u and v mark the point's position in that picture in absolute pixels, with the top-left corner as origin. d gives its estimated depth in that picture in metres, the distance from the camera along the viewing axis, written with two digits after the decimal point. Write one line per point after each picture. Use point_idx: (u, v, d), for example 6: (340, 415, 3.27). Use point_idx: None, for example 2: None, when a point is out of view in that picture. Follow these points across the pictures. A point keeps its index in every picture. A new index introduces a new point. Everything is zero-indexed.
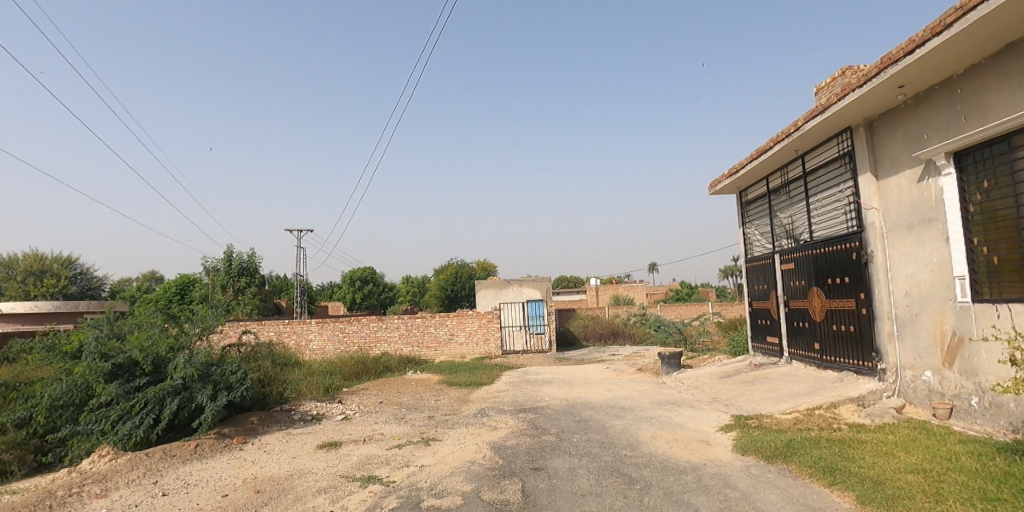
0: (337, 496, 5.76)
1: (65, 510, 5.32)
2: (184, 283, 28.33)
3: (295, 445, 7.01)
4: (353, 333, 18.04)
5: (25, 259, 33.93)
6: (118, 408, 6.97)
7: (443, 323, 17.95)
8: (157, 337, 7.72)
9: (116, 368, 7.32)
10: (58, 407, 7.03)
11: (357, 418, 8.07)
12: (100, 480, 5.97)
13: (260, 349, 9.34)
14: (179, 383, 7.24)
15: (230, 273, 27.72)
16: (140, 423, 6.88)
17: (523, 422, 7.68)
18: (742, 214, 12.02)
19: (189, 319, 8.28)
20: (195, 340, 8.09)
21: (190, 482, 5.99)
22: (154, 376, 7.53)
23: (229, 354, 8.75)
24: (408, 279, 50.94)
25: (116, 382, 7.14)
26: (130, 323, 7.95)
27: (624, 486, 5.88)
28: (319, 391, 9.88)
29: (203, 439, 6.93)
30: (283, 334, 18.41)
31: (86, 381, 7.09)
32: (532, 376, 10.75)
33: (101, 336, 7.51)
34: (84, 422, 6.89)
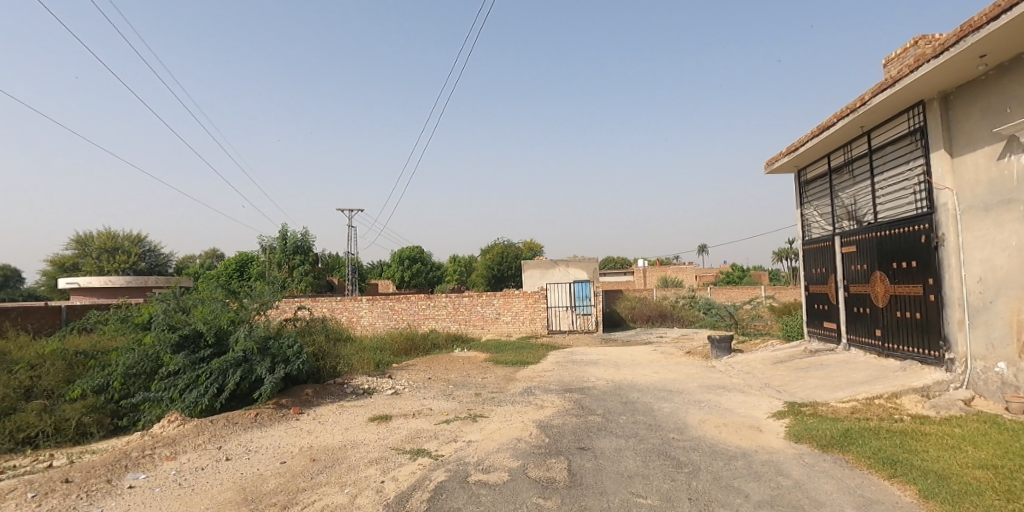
0: (388, 467, 5.96)
1: (139, 471, 5.80)
2: (243, 260, 29.71)
3: (347, 417, 7.23)
4: (402, 311, 18.44)
5: (99, 237, 36.40)
6: (184, 377, 7.35)
7: (489, 302, 18.10)
8: (219, 311, 8.10)
9: (182, 339, 7.71)
10: (132, 374, 7.49)
11: (406, 393, 8.24)
12: (170, 443, 6.41)
13: (314, 324, 9.64)
14: (240, 355, 7.55)
15: (285, 252, 28.83)
16: (205, 391, 7.27)
17: (569, 402, 7.66)
18: (801, 194, 11.49)
19: (250, 295, 8.59)
20: (254, 314, 8.41)
21: (250, 448, 6.31)
22: (217, 348, 7.88)
23: (285, 328, 9.06)
24: (453, 258, 51.64)
25: (183, 352, 7.56)
26: (195, 298, 8.31)
27: (672, 469, 5.80)
28: (370, 365, 10.17)
29: (262, 409, 7.24)
30: (336, 311, 19.05)
31: (156, 351, 7.53)
32: (578, 356, 10.70)
33: (168, 309, 7.90)
34: (155, 389, 7.33)
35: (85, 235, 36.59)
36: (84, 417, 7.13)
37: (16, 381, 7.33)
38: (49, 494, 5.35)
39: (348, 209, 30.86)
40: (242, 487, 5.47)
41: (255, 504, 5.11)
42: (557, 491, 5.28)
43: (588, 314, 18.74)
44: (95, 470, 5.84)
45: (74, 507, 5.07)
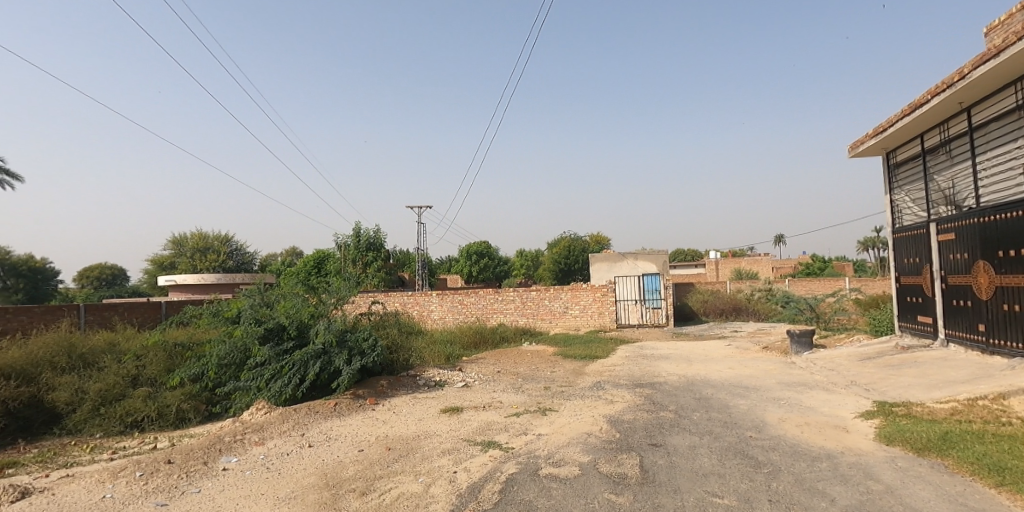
0: (460, 458, 6.06)
1: (232, 455, 6.22)
2: (319, 256, 30.34)
3: (420, 409, 7.43)
4: (471, 305, 18.75)
5: (192, 239, 39.59)
6: (270, 368, 7.81)
7: (557, 296, 18.11)
8: (300, 305, 8.52)
9: (268, 332, 8.19)
10: (224, 365, 8.07)
11: (476, 386, 8.38)
12: (259, 429, 6.83)
13: (388, 317, 9.98)
14: (320, 347, 7.93)
15: (359, 248, 30.15)
16: (289, 381, 7.69)
17: (640, 397, 7.51)
18: (890, 178, 10.68)
19: (327, 290, 9.01)
20: (332, 308, 8.82)
21: (331, 436, 6.61)
22: (299, 340, 8.31)
23: (361, 322, 9.46)
24: (520, 254, 52.02)
25: (268, 344, 8.04)
26: (278, 293, 8.81)
27: (750, 469, 5.56)
28: (441, 358, 10.43)
29: (341, 399, 7.57)
30: (407, 306, 19.64)
31: (245, 342, 8.06)
32: (649, 351, 10.48)
33: (254, 304, 8.43)
34: (245, 378, 7.85)
35: (180, 237, 39.95)
36: (182, 404, 7.83)
37: (124, 370, 8.39)
38: (154, 473, 5.85)
39: (417, 206, 32.18)
40: (324, 473, 5.74)
41: (336, 490, 5.33)
42: (630, 488, 5.18)
43: (659, 307, 18.28)
44: (193, 452, 6.33)
45: (176, 486, 5.52)
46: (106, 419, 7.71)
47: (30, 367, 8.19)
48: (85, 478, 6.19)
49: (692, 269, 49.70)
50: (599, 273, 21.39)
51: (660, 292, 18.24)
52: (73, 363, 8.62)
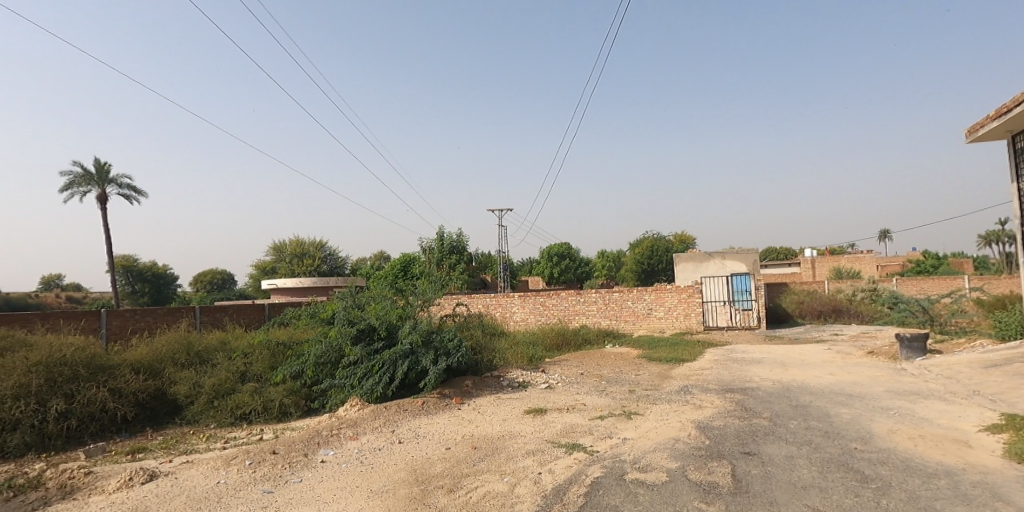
0: (545, 460, 6.08)
1: (329, 448, 6.61)
2: (407, 259, 31.50)
3: (504, 409, 7.56)
4: (553, 306, 18.89)
5: (291, 245, 43.16)
6: (362, 367, 8.23)
7: (641, 297, 17.83)
8: (389, 307, 8.91)
9: (360, 332, 8.64)
10: (321, 363, 8.63)
11: (560, 387, 8.42)
12: (353, 425, 7.21)
13: (472, 318, 10.23)
14: (408, 347, 8.26)
15: (443, 251, 31.18)
16: (380, 380, 8.07)
17: (731, 403, 7.21)
18: (1018, 164, 9.55)
19: (414, 292, 9.38)
20: (418, 310, 9.14)
21: (419, 434, 6.86)
22: (388, 340, 8.70)
23: (446, 323, 9.79)
24: (600, 254, 51.56)
25: (360, 345, 8.48)
26: (368, 296, 9.29)
27: (855, 483, 5.16)
28: (524, 359, 10.62)
29: (428, 397, 7.84)
30: (490, 308, 20.04)
31: (339, 342, 8.55)
32: (739, 355, 10.06)
33: (347, 306, 8.92)
34: (340, 376, 8.35)
35: (280, 243, 43.48)
36: (284, 398, 8.52)
37: (234, 366, 9.21)
38: (261, 462, 6.32)
39: (501, 209, 30.11)
40: (414, 468, 5.96)
41: (426, 485, 5.50)
42: (721, 497, 4.98)
43: (749, 309, 17.51)
44: (295, 444, 6.78)
45: (281, 475, 5.94)
46: (219, 411, 8.48)
47: (157, 362, 9.28)
48: (203, 464, 6.82)
49: (784, 267, 46.85)
50: (683, 273, 20.76)
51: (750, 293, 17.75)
52: (191, 359, 9.59)
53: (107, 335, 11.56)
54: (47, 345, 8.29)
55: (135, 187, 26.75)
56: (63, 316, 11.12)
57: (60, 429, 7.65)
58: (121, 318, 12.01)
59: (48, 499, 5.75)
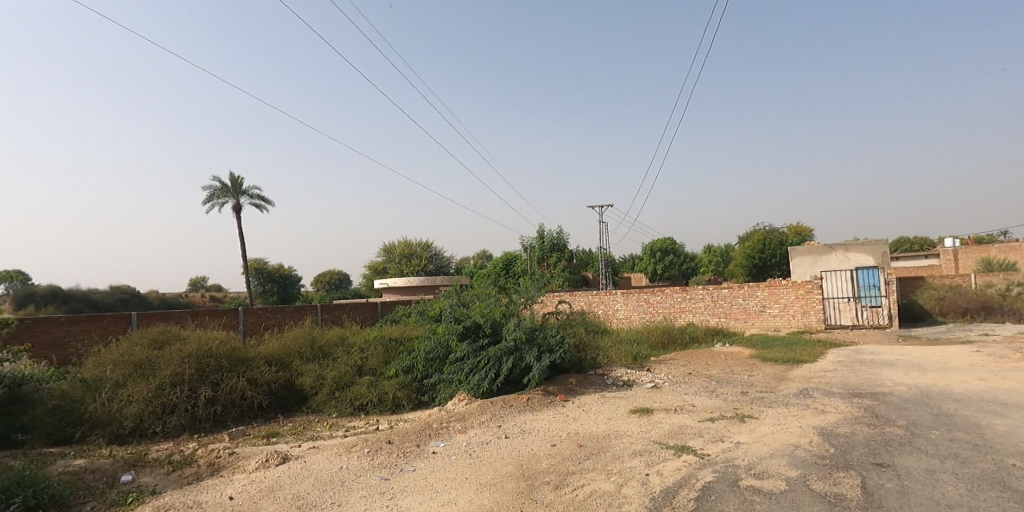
0: (653, 461, 5.99)
1: (440, 440, 6.96)
2: (510, 257, 32.27)
3: (609, 408, 7.60)
4: (657, 304, 18.72)
5: (399, 247, 48.03)
6: (469, 362, 8.78)
7: (752, 293, 16.90)
8: (493, 305, 9.45)
9: (466, 329, 9.23)
10: (430, 359, 9.30)
11: (666, 388, 8.59)
12: (460, 419, 7.54)
13: (575, 316, 10.46)
14: (512, 344, 8.67)
15: (545, 249, 31.54)
16: (486, 375, 8.54)
17: (858, 408, 6.68)
18: None
19: (516, 290, 9.81)
20: (521, 307, 9.53)
21: (525, 430, 7.03)
22: (492, 337, 9.20)
23: (549, 321, 10.17)
24: (707, 248, 49.91)
25: (466, 341, 9.04)
26: (472, 293, 9.94)
27: (1016, 504, 4.56)
28: (627, 358, 11.13)
29: (532, 394, 8.06)
30: (592, 305, 20.45)
31: (446, 339, 9.16)
32: (868, 356, 9.27)
33: (454, 304, 9.57)
34: (448, 371, 8.96)
35: (391, 245, 48.01)
36: (397, 391, 9.20)
37: (352, 361, 10.05)
38: (378, 450, 6.79)
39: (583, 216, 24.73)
40: (520, 463, 6.11)
41: (531, 480, 5.63)
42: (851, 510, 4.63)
43: (880, 305, 16.15)
44: (408, 435, 7.22)
45: (396, 464, 6.34)
46: (340, 401, 9.28)
47: (286, 355, 10.30)
48: (327, 450, 7.44)
49: (916, 260, 42.08)
50: (799, 268, 19.39)
51: (876, 289, 16.37)
52: (314, 353, 10.54)
53: (244, 330, 13.06)
54: (197, 339, 9.49)
55: (264, 196, 29.81)
56: (207, 314, 12.70)
57: (209, 414, 8.73)
58: (254, 317, 13.51)
59: (202, 474, 6.54)
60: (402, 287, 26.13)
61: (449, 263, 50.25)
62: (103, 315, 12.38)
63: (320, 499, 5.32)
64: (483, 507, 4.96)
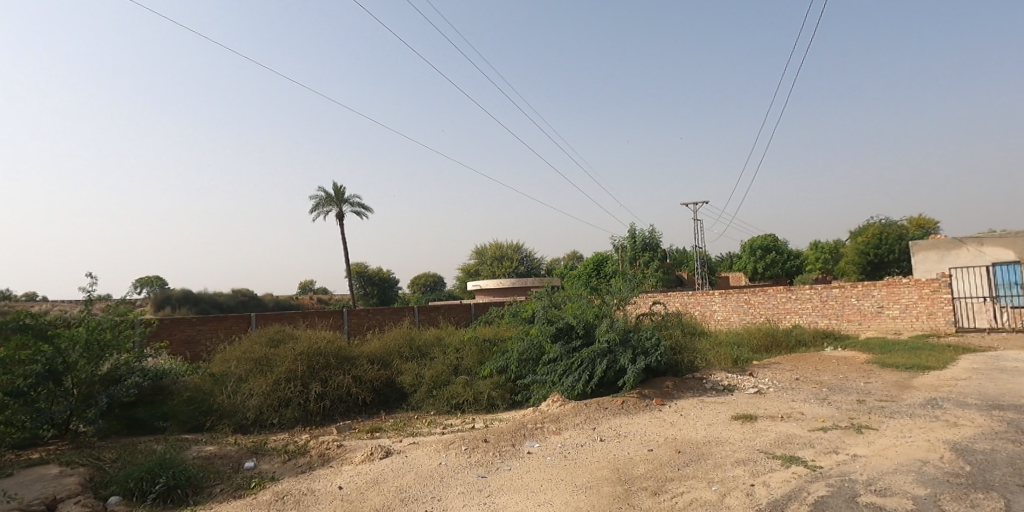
0: (758, 471, 5.75)
1: (535, 440, 7.18)
2: (600, 259, 32.31)
3: (709, 414, 7.46)
4: (760, 305, 17.74)
5: (492, 248, 49.54)
6: (563, 363, 9.01)
7: (868, 293, 15.39)
8: (586, 306, 9.59)
9: (559, 330, 9.46)
10: (524, 359, 9.68)
11: (771, 393, 8.24)
12: (555, 420, 7.73)
13: (670, 318, 10.51)
14: (605, 346, 8.78)
15: (636, 248, 30.82)
16: (581, 377, 8.71)
17: (1001, 422, 5.93)
18: None
19: (609, 291, 9.88)
20: (614, 308, 9.57)
21: (620, 433, 7.06)
22: (585, 338, 9.36)
23: (643, 323, 10.23)
24: (814, 245, 46.42)
25: (560, 342, 9.27)
26: (563, 294, 10.15)
27: None
28: (728, 361, 10.78)
29: (628, 397, 8.12)
30: (689, 306, 20.09)
31: (540, 340, 9.48)
32: (1013, 362, 8.17)
33: (546, 306, 9.83)
34: (542, 372, 9.29)
35: (483, 247, 49.84)
36: (492, 391, 9.64)
37: (449, 361, 10.64)
38: (475, 448, 7.14)
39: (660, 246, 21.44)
40: (616, 467, 6.15)
41: (629, 485, 5.65)
42: None
43: (1023, 307, 14.46)
44: (504, 434, 7.52)
45: (493, 462, 6.64)
46: (437, 399, 9.87)
47: (387, 355, 11.11)
48: (426, 446, 7.95)
49: None
50: (924, 264, 17.23)
51: (1017, 287, 15.13)
52: (413, 352, 11.26)
53: (349, 330, 14.30)
54: (308, 338, 10.53)
55: (365, 205, 32.26)
56: (316, 315, 14.06)
57: (318, 407, 9.67)
58: (358, 317, 14.77)
59: (315, 463, 7.27)
60: (493, 288, 26.97)
61: (539, 264, 50.79)
62: (229, 317, 14.15)
63: (422, 493, 5.70)
64: (579, 508, 5.08)
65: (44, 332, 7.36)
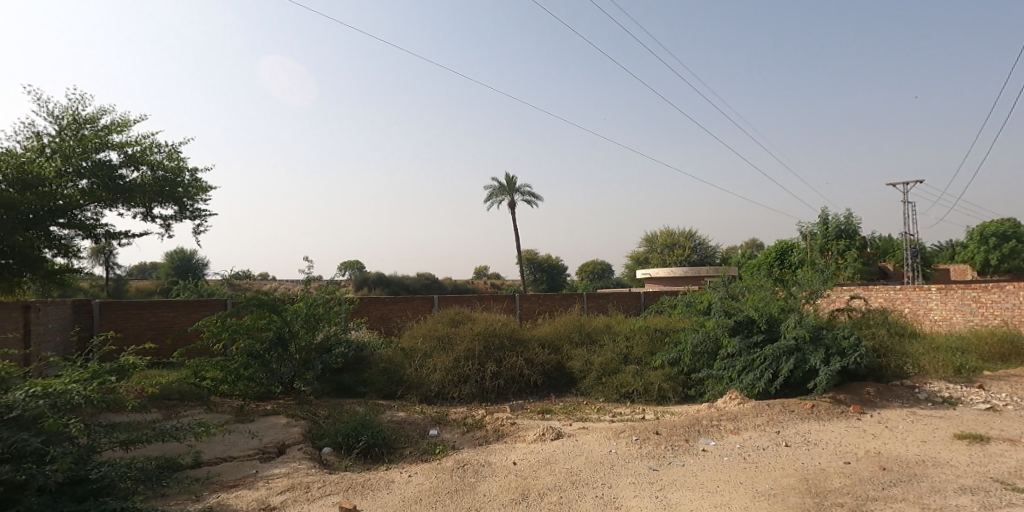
0: (990, 503, 4.88)
1: (712, 437, 7.08)
2: (782, 248, 28.97)
3: (921, 431, 6.59)
4: (993, 304, 14.08)
5: (661, 236, 48.06)
6: (742, 359, 8.93)
7: None
8: (768, 299, 9.42)
9: (738, 324, 9.42)
10: (698, 352, 9.77)
11: (1011, 412, 6.87)
12: (732, 419, 7.54)
13: (873, 315, 9.38)
14: (792, 343, 8.43)
15: (828, 236, 26.81)
16: (761, 376, 8.54)
17: None
18: None
19: (796, 283, 9.48)
20: (803, 302, 9.21)
21: (809, 440, 6.64)
22: (768, 334, 9.17)
23: (838, 318, 9.33)
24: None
25: (738, 336, 9.23)
26: (742, 286, 10.08)
27: None
28: (947, 369, 9.01)
29: (818, 401, 7.63)
30: (896, 303, 17.26)
31: (716, 333, 9.50)
32: None
33: (724, 297, 9.92)
34: (718, 367, 9.29)
35: (653, 235, 48.71)
36: (663, 383, 9.80)
37: (618, 349, 10.98)
38: (647, 439, 7.25)
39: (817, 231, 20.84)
40: (805, 477, 5.71)
41: (820, 500, 5.13)
42: None
43: None
44: (677, 428, 7.49)
45: (666, 456, 6.68)
46: (606, 387, 10.29)
47: (558, 339, 11.88)
48: (595, 432, 8.43)
49: None
50: None
51: None
52: (583, 338, 11.86)
53: (521, 314, 15.54)
54: (486, 321, 11.77)
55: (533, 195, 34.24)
56: (492, 300, 15.56)
57: (494, 386, 10.79)
58: (530, 303, 15.97)
59: (490, 438, 8.28)
60: (663, 277, 26.25)
61: (712, 252, 47.47)
62: (416, 298, 16.46)
63: (591, 478, 6.01)
64: None
65: (275, 307, 9.92)
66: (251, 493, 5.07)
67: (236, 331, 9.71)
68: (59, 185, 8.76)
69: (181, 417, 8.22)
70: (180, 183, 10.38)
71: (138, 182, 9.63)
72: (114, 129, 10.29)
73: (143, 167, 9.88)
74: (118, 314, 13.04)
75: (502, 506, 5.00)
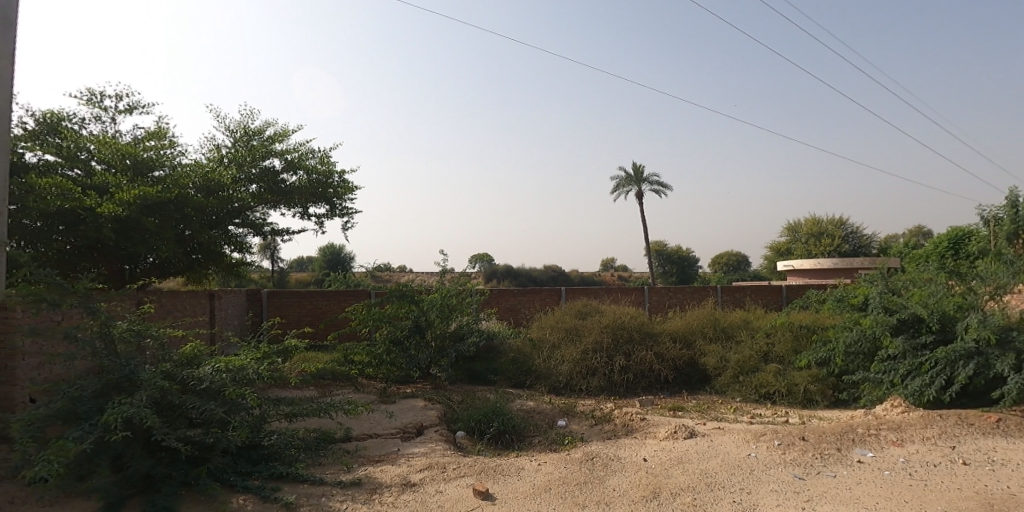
0: None
1: (869, 447, 6.15)
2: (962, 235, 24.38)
3: None
4: None
5: (806, 225, 43.21)
6: (907, 363, 7.71)
7: None
8: (942, 295, 8.01)
9: (901, 322, 8.17)
10: (851, 353, 8.82)
11: None
12: (894, 429, 6.54)
13: None
14: (972, 346, 7.07)
15: None
16: (931, 382, 7.27)
17: None
18: None
19: (977, 276, 7.94)
20: (986, 299, 7.69)
21: (997, 461, 5.54)
22: (941, 335, 7.82)
23: None
24: None
25: (901, 337, 7.99)
26: (905, 280, 8.94)
27: None
28: None
29: (1006, 414, 6.46)
30: None
31: (874, 332, 8.34)
32: None
33: (884, 292, 8.66)
34: (876, 371, 8.19)
35: (796, 224, 44.08)
36: (810, 385, 9.17)
37: (758, 346, 10.40)
38: (791, 445, 6.39)
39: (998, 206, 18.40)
40: (990, 503, 4.65)
41: None
42: None
43: None
44: (826, 435, 6.54)
45: (813, 465, 5.85)
46: (745, 386, 9.90)
47: (690, 334, 11.35)
48: (733, 433, 7.80)
49: None
50: None
51: None
52: (717, 334, 11.25)
53: (649, 308, 15.14)
54: (614, 314, 11.63)
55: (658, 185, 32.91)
56: (618, 292, 15.32)
57: (622, 380, 10.66)
58: (659, 296, 15.52)
59: (619, 432, 8.15)
60: (809, 271, 23.62)
61: (869, 241, 41.55)
62: (544, 290, 16.82)
63: (729, 481, 5.54)
64: None
65: (412, 298, 10.74)
66: (394, 468, 5.62)
67: (379, 319, 10.72)
68: (237, 190, 10.45)
69: (334, 395, 9.37)
70: (331, 184, 11.74)
71: (296, 185, 11.11)
72: (277, 139, 11.91)
73: (300, 171, 11.32)
74: (287, 302, 15.22)
75: (632, 502, 4.91)
